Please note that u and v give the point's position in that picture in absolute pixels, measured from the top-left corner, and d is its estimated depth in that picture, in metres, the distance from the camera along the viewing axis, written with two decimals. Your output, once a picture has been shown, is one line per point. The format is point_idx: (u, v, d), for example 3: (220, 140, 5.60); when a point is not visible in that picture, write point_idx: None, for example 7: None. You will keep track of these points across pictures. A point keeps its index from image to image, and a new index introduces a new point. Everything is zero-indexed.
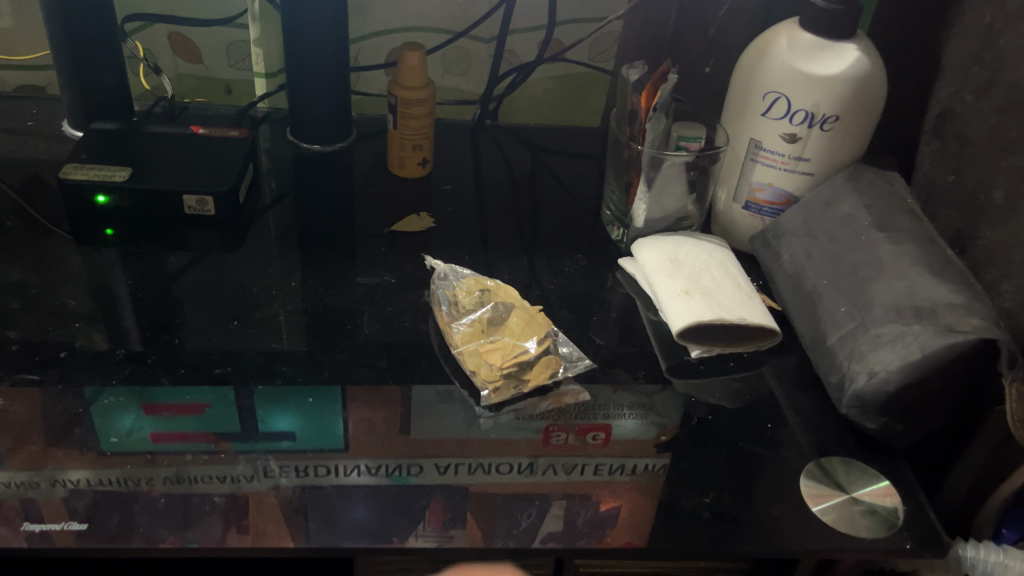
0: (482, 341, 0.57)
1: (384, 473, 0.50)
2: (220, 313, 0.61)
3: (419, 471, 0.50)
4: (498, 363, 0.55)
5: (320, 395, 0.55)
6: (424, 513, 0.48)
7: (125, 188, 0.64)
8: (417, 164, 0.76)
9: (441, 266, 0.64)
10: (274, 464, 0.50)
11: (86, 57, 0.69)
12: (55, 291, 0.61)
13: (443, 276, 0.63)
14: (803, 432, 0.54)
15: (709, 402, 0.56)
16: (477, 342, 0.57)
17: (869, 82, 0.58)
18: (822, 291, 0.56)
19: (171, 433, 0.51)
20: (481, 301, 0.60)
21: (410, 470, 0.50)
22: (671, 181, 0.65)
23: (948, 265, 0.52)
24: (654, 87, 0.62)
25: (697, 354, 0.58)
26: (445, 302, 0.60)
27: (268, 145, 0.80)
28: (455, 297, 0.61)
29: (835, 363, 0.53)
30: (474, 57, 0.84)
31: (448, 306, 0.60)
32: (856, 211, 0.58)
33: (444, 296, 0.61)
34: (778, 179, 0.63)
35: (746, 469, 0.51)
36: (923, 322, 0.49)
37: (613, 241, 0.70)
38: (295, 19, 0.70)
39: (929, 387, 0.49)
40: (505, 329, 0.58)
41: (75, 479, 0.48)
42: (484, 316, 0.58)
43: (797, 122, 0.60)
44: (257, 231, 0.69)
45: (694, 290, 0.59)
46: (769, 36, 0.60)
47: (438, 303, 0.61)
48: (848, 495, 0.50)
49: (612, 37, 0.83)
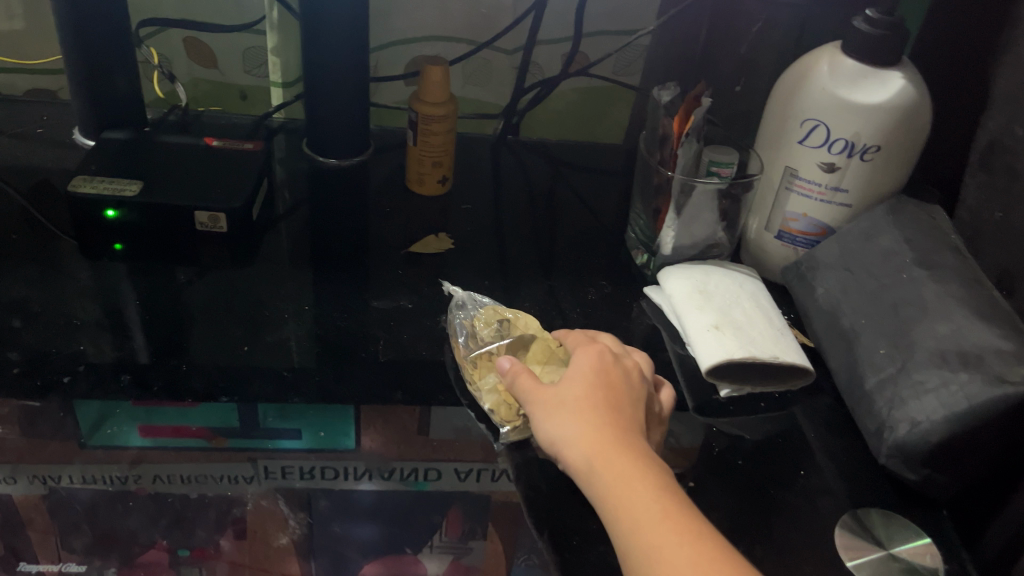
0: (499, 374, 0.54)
1: (397, 478, 0.53)
2: (231, 334, 0.58)
3: (436, 477, 0.53)
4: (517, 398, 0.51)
5: (332, 430, 0.53)
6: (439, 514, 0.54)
7: (136, 203, 0.61)
8: (436, 181, 0.74)
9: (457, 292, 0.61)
10: (273, 465, 0.53)
11: (97, 63, 0.67)
12: (60, 307, 0.59)
13: (461, 303, 0.60)
14: (838, 480, 0.51)
15: (738, 443, 0.53)
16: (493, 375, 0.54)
17: (913, 112, 0.55)
18: (860, 331, 0.54)
19: (167, 425, 0.52)
20: (500, 332, 0.57)
21: (427, 475, 0.53)
22: (701, 209, 0.62)
23: (995, 308, 0.50)
24: (687, 111, 0.59)
25: (726, 394, 0.56)
26: (462, 332, 0.57)
27: (283, 157, 0.78)
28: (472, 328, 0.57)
29: (874, 409, 0.50)
30: (497, 70, 0.82)
31: (465, 337, 0.57)
32: (897, 246, 0.55)
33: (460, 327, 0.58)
34: (813, 210, 0.60)
35: (777, 518, 0.49)
36: (970, 370, 0.47)
37: (637, 267, 0.68)
38: (314, 28, 0.68)
39: (974, 439, 0.46)
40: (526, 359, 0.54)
41: (65, 477, 0.52)
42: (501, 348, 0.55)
43: (836, 151, 0.57)
44: (270, 248, 0.67)
45: (724, 324, 0.57)
46: (808, 60, 0.57)
47: (456, 336, 0.57)
48: (887, 551, 0.47)
49: (638, 52, 0.81)
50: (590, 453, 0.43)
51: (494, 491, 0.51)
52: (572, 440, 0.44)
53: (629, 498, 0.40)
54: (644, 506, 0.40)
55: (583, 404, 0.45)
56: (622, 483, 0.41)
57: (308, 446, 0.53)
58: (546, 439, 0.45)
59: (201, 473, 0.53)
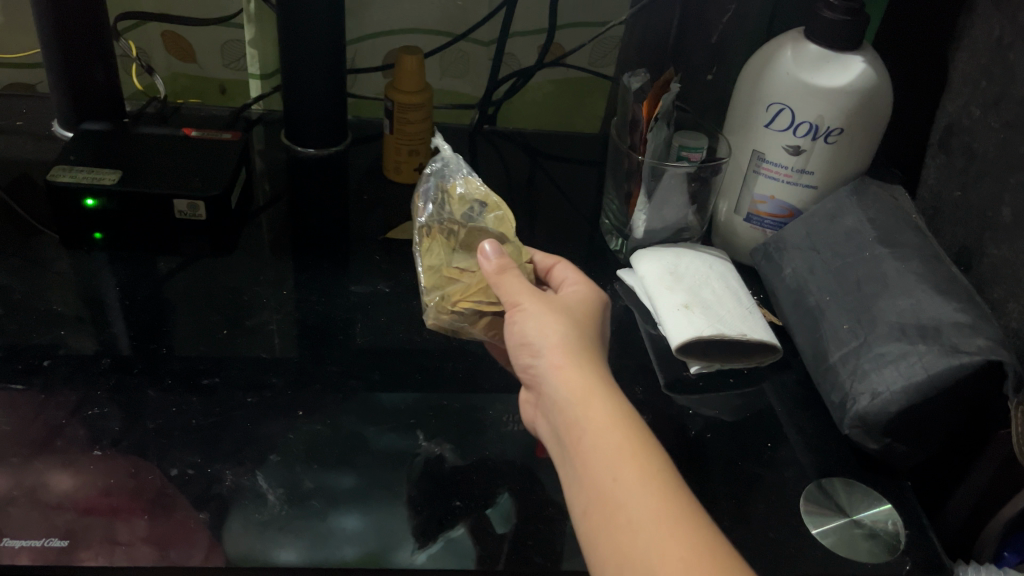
0: (448, 258, 0.54)
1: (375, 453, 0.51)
2: (211, 319, 0.59)
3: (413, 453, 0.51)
4: (455, 294, 0.53)
5: (309, 408, 0.53)
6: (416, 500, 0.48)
7: (114, 192, 0.62)
8: (413, 169, 0.75)
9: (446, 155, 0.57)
10: (248, 443, 0.50)
11: (76, 55, 0.68)
12: (42, 295, 0.60)
13: (446, 165, 0.57)
14: (804, 452, 0.53)
15: (708, 417, 0.55)
16: (443, 256, 0.54)
17: (874, 94, 0.57)
18: (825, 307, 0.55)
19: (140, 405, 0.52)
20: (471, 213, 0.55)
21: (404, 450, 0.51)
22: (672, 192, 0.63)
23: (953, 282, 0.51)
24: (656, 97, 0.61)
25: (696, 370, 0.57)
26: (431, 199, 0.56)
27: (262, 147, 0.79)
28: (447, 192, 0.56)
29: (837, 381, 0.52)
30: (473, 61, 0.83)
31: (433, 204, 0.56)
32: (860, 225, 0.57)
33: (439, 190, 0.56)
34: (780, 192, 0.62)
35: (745, 488, 0.50)
36: (928, 341, 0.48)
37: (611, 251, 0.69)
38: (291, 19, 0.69)
39: (932, 408, 0.48)
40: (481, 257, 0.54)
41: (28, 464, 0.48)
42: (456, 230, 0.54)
43: (801, 134, 0.59)
44: (250, 235, 0.68)
45: (693, 303, 0.58)
46: (773, 45, 0.59)
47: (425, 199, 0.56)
48: (849, 517, 0.49)
49: (612, 42, 0.82)
50: (587, 375, 0.42)
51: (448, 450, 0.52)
52: (565, 357, 0.43)
53: (614, 431, 0.39)
54: (632, 445, 0.39)
55: (588, 338, 0.45)
56: (608, 417, 0.40)
57: (288, 423, 0.52)
58: (530, 344, 0.45)
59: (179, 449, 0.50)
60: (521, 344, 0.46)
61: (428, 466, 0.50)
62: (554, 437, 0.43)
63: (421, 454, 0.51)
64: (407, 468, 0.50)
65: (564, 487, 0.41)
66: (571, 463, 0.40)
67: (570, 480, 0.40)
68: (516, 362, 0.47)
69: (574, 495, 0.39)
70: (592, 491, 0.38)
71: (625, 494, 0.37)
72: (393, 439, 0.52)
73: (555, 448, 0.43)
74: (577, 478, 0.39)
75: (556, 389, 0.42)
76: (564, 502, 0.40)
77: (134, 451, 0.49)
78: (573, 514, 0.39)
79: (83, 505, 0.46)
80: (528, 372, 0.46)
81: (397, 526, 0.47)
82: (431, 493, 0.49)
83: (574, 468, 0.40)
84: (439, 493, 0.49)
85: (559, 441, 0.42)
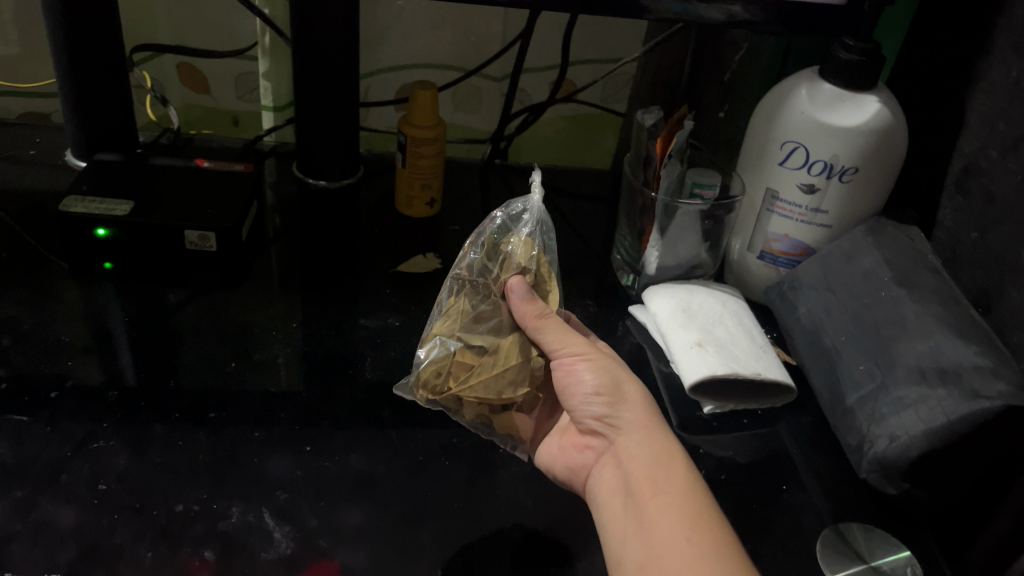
0: (462, 325, 0.50)
1: (382, 490, 0.50)
2: (218, 353, 0.59)
3: (423, 488, 0.50)
4: (458, 376, 0.49)
5: (318, 444, 0.52)
6: (424, 540, 0.47)
7: (126, 222, 0.62)
8: (425, 204, 0.75)
9: (535, 200, 0.50)
10: (254, 482, 0.49)
11: (92, 88, 0.68)
12: (50, 325, 0.59)
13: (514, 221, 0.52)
14: (820, 497, 0.52)
15: (722, 460, 0.54)
16: (457, 325, 0.50)
17: (890, 133, 0.56)
18: (841, 348, 0.55)
19: (147, 438, 0.51)
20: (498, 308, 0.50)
21: (414, 486, 0.50)
22: (685, 230, 0.63)
23: (972, 325, 0.50)
24: (670, 133, 0.60)
25: (710, 410, 0.57)
26: (496, 247, 0.52)
27: (274, 180, 0.79)
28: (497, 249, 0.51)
29: (854, 425, 0.51)
30: (485, 95, 0.85)
31: (477, 252, 0.52)
32: (877, 266, 0.56)
33: (483, 241, 0.52)
34: (794, 230, 0.62)
35: (762, 532, 0.49)
36: (947, 385, 0.47)
37: (623, 287, 0.69)
38: (305, 54, 0.69)
39: (954, 452, 0.47)
40: (491, 324, 0.50)
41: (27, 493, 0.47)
42: (494, 287, 0.50)
43: (816, 173, 0.58)
44: (258, 268, 0.68)
45: (707, 342, 0.58)
46: (789, 84, 0.58)
47: (486, 246, 0.52)
48: (868, 564, 0.47)
49: (625, 78, 0.83)
50: (665, 434, 0.45)
51: (458, 484, 0.51)
52: (646, 417, 0.45)
53: (687, 498, 0.41)
54: (705, 515, 0.40)
55: (654, 421, 0.45)
56: (686, 485, 0.42)
57: (293, 457, 0.51)
58: (605, 398, 0.46)
59: (181, 484, 0.48)
60: (592, 390, 0.47)
61: (439, 504, 0.49)
62: (621, 492, 0.43)
63: (431, 492, 0.50)
64: (416, 505, 0.49)
65: (617, 540, 0.42)
66: (637, 519, 0.41)
67: (631, 534, 0.41)
68: (580, 413, 0.47)
69: (635, 548, 0.40)
70: (657, 545, 0.39)
71: (695, 554, 0.38)
72: (405, 475, 0.51)
73: (615, 501, 0.43)
74: (642, 535, 0.40)
75: (633, 452, 0.44)
76: (615, 557, 0.41)
77: (140, 484, 0.48)
78: (628, 566, 0.40)
79: (87, 542, 0.45)
80: (597, 422, 0.47)
81: (404, 566, 0.45)
82: (439, 534, 0.47)
83: (640, 524, 0.41)
84: (448, 533, 0.47)
85: (628, 492, 0.43)
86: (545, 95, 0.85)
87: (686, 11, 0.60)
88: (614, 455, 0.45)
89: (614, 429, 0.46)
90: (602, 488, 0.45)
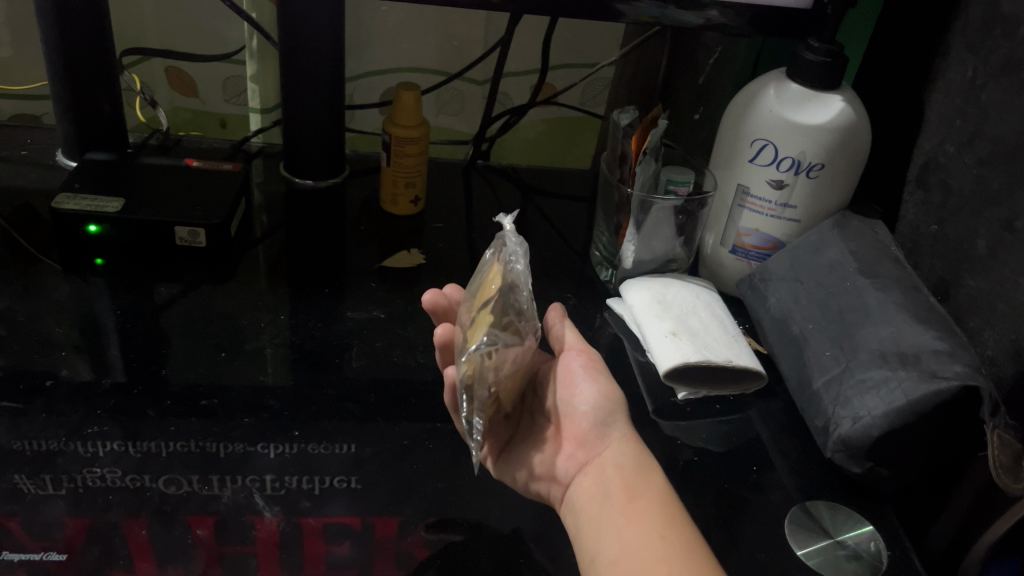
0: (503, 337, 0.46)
1: (368, 473, 0.51)
2: (206, 346, 0.60)
3: (408, 470, 0.52)
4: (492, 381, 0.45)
5: (306, 429, 0.54)
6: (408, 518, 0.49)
7: (117, 218, 0.64)
8: (409, 202, 0.77)
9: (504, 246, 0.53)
10: (245, 465, 0.51)
11: (83, 89, 0.70)
12: (42, 319, 0.61)
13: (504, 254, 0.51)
14: (789, 476, 0.54)
15: (695, 444, 0.56)
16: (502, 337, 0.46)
17: (853, 130, 0.59)
18: (809, 335, 0.57)
19: (139, 424, 0.53)
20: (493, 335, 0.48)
21: (400, 469, 0.52)
22: (660, 224, 0.66)
23: (930, 312, 0.53)
24: (643, 132, 0.64)
25: (683, 396, 0.59)
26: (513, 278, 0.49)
27: (261, 180, 0.81)
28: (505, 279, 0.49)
29: (821, 407, 0.54)
30: (467, 99, 0.88)
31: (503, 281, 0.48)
32: (842, 257, 0.59)
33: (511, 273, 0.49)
34: (765, 225, 0.64)
35: (732, 509, 0.51)
36: (908, 367, 0.50)
37: (601, 281, 0.71)
38: (291, 56, 0.71)
39: (914, 432, 0.49)
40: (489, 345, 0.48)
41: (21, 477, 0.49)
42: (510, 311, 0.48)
43: (784, 169, 0.61)
44: (247, 264, 0.70)
45: (680, 331, 0.60)
46: (757, 85, 0.61)
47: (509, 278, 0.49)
48: (833, 539, 0.50)
49: (602, 83, 0.88)
50: (645, 453, 0.47)
51: (441, 464, 0.52)
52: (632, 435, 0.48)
53: (662, 506, 0.44)
54: (679, 521, 0.43)
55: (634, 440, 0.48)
56: (662, 495, 0.44)
57: (281, 442, 0.53)
58: (605, 412, 0.48)
59: (172, 469, 0.50)
60: (593, 403, 0.48)
61: (422, 484, 0.51)
62: (599, 495, 0.45)
63: (415, 473, 0.52)
64: (401, 486, 0.51)
65: (593, 537, 0.43)
66: (614, 518, 0.43)
67: (608, 534, 0.43)
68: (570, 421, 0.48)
69: (611, 544, 0.42)
70: (633, 543, 0.41)
71: (667, 552, 0.41)
72: (390, 457, 0.53)
73: (592, 504, 0.44)
74: (618, 534, 0.42)
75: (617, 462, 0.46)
76: (589, 554, 0.43)
77: (132, 468, 0.50)
78: (601, 562, 0.42)
79: (82, 521, 0.46)
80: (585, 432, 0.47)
81: (388, 542, 0.47)
82: (424, 513, 0.49)
83: (617, 525, 0.43)
84: (432, 509, 0.49)
85: (607, 494, 0.44)
86: (526, 98, 0.87)
87: (660, 15, 0.63)
88: (598, 464, 0.46)
89: (603, 437, 0.47)
90: (580, 495, 0.45)
